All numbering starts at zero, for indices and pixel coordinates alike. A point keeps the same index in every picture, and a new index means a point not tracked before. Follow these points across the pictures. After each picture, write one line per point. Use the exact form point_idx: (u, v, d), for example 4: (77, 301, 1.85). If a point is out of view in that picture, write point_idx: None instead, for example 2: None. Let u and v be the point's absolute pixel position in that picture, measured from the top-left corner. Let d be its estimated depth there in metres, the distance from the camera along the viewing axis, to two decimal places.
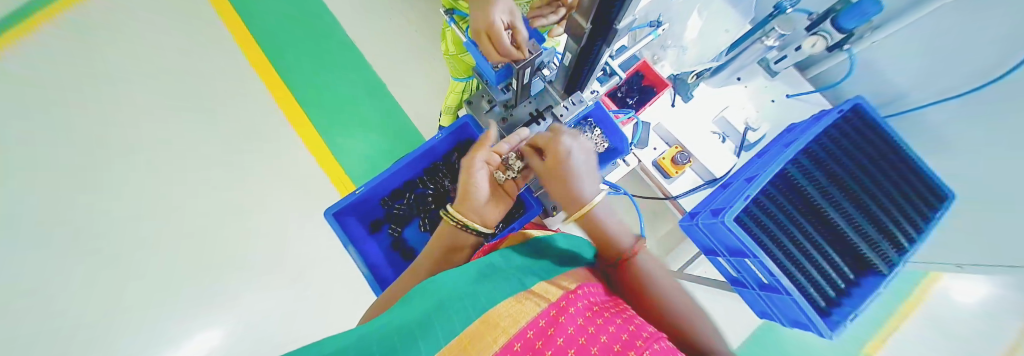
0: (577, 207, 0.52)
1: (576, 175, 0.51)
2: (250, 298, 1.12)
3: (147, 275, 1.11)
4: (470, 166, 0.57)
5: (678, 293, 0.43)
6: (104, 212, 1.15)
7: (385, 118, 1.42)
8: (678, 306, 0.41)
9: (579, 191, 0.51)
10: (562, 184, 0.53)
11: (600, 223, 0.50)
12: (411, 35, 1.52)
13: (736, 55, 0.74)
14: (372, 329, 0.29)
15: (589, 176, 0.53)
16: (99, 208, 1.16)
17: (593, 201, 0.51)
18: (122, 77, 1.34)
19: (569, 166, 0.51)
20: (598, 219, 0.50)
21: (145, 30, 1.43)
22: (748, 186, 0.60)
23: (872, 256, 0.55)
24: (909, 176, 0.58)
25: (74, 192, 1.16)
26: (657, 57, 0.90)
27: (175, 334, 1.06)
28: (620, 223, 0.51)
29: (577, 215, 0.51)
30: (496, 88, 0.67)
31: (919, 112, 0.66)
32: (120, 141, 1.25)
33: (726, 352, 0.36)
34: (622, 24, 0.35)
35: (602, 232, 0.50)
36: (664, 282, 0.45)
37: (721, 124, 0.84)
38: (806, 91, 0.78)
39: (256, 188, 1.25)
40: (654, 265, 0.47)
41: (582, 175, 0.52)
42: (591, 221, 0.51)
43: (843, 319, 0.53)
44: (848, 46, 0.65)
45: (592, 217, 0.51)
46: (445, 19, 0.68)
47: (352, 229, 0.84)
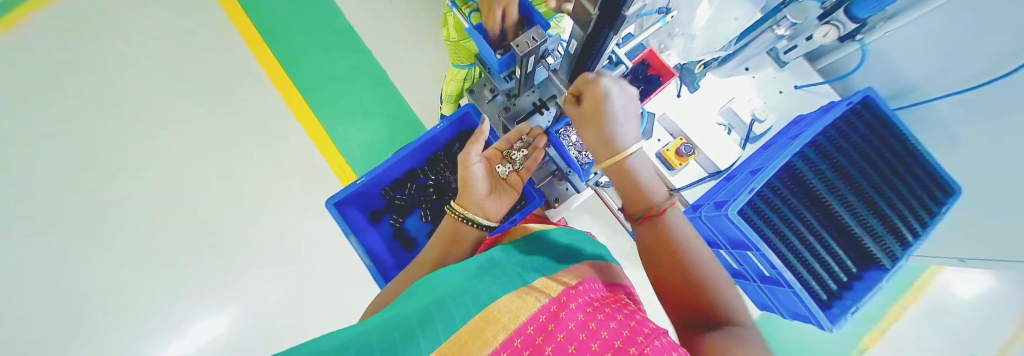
0: (610, 155, 0.49)
1: (612, 120, 0.47)
2: (252, 286, 1.14)
3: (148, 262, 1.11)
4: (467, 160, 0.58)
5: (704, 258, 0.42)
6: (103, 200, 1.14)
7: (385, 106, 1.38)
8: (700, 272, 0.41)
9: (613, 142, 0.48)
10: (595, 129, 0.49)
11: (633, 174, 0.48)
12: (411, 21, 1.48)
13: (746, 44, 0.73)
14: (371, 325, 0.29)
15: (629, 123, 0.49)
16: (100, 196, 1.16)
17: (629, 149, 0.47)
18: (118, 62, 1.32)
19: (609, 113, 0.47)
20: (631, 169, 0.48)
21: (141, 15, 1.40)
22: (752, 180, 0.59)
23: (876, 250, 0.54)
24: (918, 169, 0.57)
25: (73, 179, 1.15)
26: (664, 46, 0.87)
27: (178, 321, 1.08)
28: (654, 178, 0.49)
29: (610, 162, 0.48)
30: (499, 76, 0.66)
31: (931, 104, 0.64)
32: (119, 127, 1.24)
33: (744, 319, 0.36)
34: (632, 11, 0.34)
35: (634, 183, 0.48)
36: (691, 244, 0.44)
37: (728, 115, 0.82)
38: (814, 83, 0.76)
39: (256, 176, 1.25)
40: (682, 225, 0.46)
41: (620, 122, 0.48)
42: (624, 170, 0.48)
43: (844, 312, 0.54)
44: (861, 35, 0.63)
45: (626, 167, 0.48)
46: (448, 4, 0.66)
47: (353, 219, 0.84)
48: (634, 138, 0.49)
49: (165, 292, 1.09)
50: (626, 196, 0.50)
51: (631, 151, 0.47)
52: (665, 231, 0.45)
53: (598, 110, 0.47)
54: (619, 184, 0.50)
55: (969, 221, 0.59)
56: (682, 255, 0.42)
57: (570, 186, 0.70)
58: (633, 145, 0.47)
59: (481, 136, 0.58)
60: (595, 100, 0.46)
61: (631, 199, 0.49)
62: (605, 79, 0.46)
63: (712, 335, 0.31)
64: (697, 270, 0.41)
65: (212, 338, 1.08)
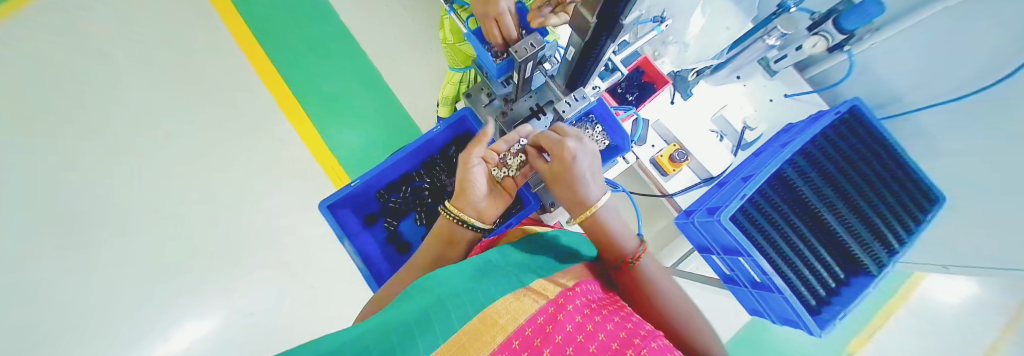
0: (582, 210, 0.50)
1: (581, 179, 0.49)
2: (239, 289, 1.11)
3: (126, 264, 1.07)
4: (468, 162, 0.57)
5: (680, 305, 0.42)
6: (76, 197, 1.08)
7: (382, 109, 1.40)
8: (678, 316, 0.40)
9: (584, 197, 0.49)
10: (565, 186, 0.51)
11: (605, 226, 0.49)
12: (409, 24, 1.50)
13: (737, 53, 0.74)
14: (368, 326, 0.28)
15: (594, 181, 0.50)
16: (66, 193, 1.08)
17: (598, 204, 0.49)
18: (107, 59, 1.29)
19: (577, 174, 0.48)
20: (602, 222, 0.49)
21: (132, 11, 1.38)
22: (745, 186, 0.60)
23: (863, 256, 0.56)
24: (902, 177, 0.59)
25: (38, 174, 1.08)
26: (658, 53, 0.90)
27: (155, 327, 1.03)
28: (623, 224, 0.50)
29: (583, 218, 0.49)
30: (496, 81, 0.67)
31: (915, 114, 0.66)
32: (104, 125, 1.20)
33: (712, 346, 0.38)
34: (629, 19, 0.34)
35: (605, 236, 0.49)
36: (666, 290, 0.44)
37: (720, 123, 0.83)
38: (803, 91, 0.79)
39: (246, 177, 1.23)
40: (655, 271, 0.46)
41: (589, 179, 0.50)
42: (596, 222, 0.49)
43: (833, 317, 0.54)
44: (848, 46, 0.64)
45: (598, 220, 0.49)
46: (444, 9, 0.66)
47: (346, 222, 0.83)
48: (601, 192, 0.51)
49: (144, 295, 1.05)
50: (601, 245, 0.49)
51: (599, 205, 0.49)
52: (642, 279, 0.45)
53: (564, 172, 0.48)
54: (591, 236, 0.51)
55: (954, 230, 0.61)
56: (660, 302, 0.42)
57: None
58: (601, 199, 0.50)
59: (484, 138, 0.60)
60: (560, 160, 0.48)
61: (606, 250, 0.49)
62: (570, 143, 0.47)
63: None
64: (673, 314, 0.41)
65: (194, 344, 1.04)
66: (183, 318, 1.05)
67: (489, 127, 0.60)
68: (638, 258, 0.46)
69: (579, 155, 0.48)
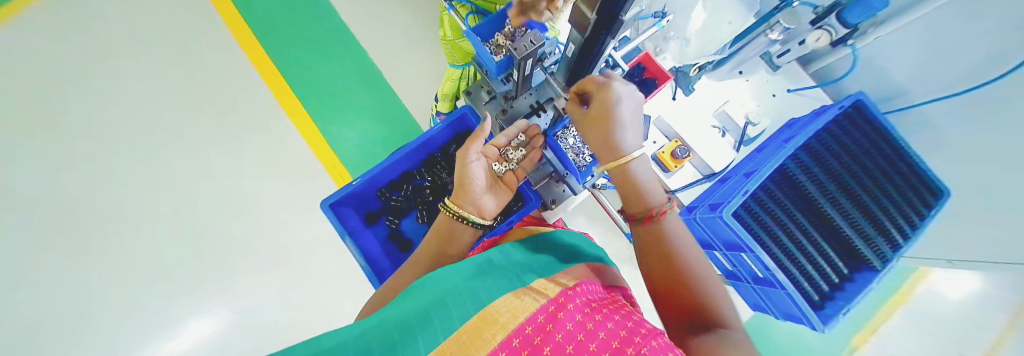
0: (615, 156, 0.49)
1: (621, 124, 0.48)
2: (243, 287, 1.12)
3: (133, 263, 1.09)
4: (465, 158, 0.57)
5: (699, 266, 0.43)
6: (83, 197, 1.10)
7: (382, 108, 1.40)
8: (694, 278, 0.42)
9: (619, 143, 0.49)
10: (602, 133, 0.50)
11: (635, 179, 0.48)
12: (410, 22, 1.49)
13: (741, 47, 0.73)
14: (369, 325, 0.28)
15: (632, 128, 0.50)
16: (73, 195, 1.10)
17: (633, 153, 0.48)
18: (107, 61, 1.30)
19: (618, 117, 0.48)
20: (633, 174, 0.48)
21: (133, 11, 1.38)
22: (747, 182, 0.60)
23: (867, 252, 0.55)
24: (906, 172, 0.58)
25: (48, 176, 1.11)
26: (660, 49, 0.87)
27: (162, 325, 1.05)
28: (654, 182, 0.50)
29: (615, 162, 0.48)
30: (496, 79, 0.66)
31: (919, 109, 0.65)
32: (106, 127, 1.21)
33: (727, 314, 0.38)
34: (629, 15, 0.34)
35: (633, 187, 0.49)
36: (687, 251, 0.45)
37: (722, 118, 0.82)
38: (807, 86, 0.77)
39: (248, 176, 1.24)
40: (680, 231, 0.47)
41: (628, 126, 0.49)
42: (626, 174, 0.49)
43: (836, 313, 0.54)
44: (852, 41, 0.65)
45: (628, 171, 0.49)
46: (444, 5, 0.66)
47: (347, 220, 0.83)
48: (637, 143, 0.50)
49: (150, 294, 1.07)
50: (626, 200, 0.50)
51: (635, 156, 0.48)
52: (663, 237, 0.46)
53: (604, 114, 0.48)
54: (620, 188, 0.50)
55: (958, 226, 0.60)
56: (677, 262, 0.44)
57: (568, 188, 0.70)
58: (637, 151, 0.49)
59: (482, 134, 0.59)
60: (603, 100, 0.47)
61: (634, 204, 0.49)
62: (614, 82, 0.47)
63: (702, 340, 0.33)
64: (690, 274, 0.42)
65: (200, 341, 1.06)
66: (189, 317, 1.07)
67: (487, 123, 0.59)
68: (663, 211, 0.47)
69: (625, 97, 0.48)
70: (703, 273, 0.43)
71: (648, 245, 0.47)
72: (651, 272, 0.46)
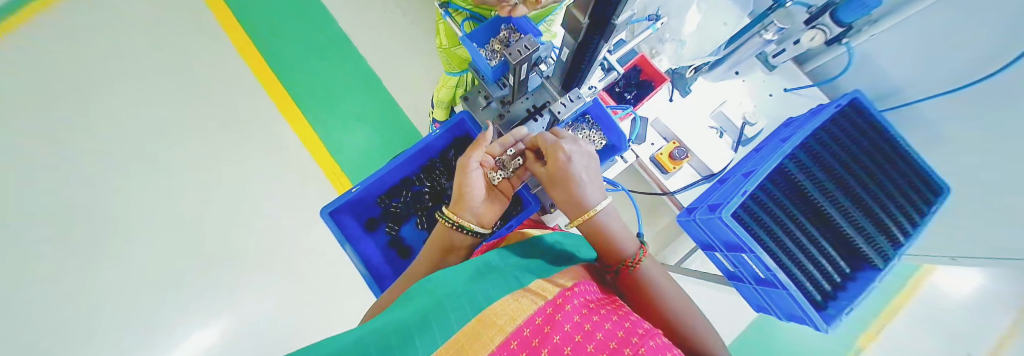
0: (578, 213, 0.50)
1: (580, 179, 0.49)
2: (243, 294, 1.12)
3: (135, 272, 1.09)
4: (465, 166, 0.56)
5: (678, 300, 0.44)
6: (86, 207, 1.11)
7: (381, 114, 1.40)
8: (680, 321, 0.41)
9: (581, 199, 0.49)
10: (562, 188, 0.51)
11: (601, 231, 0.49)
12: (406, 28, 1.50)
13: (735, 49, 0.73)
14: (367, 329, 0.28)
15: (591, 182, 0.50)
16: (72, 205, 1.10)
17: (597, 206, 0.48)
18: (104, 72, 1.30)
19: (573, 175, 0.49)
20: (601, 227, 0.49)
21: (133, 21, 1.40)
22: (746, 181, 0.60)
23: (868, 250, 0.55)
24: (904, 168, 0.58)
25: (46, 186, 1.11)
26: (654, 52, 0.88)
27: (164, 334, 1.05)
28: (624, 228, 0.50)
29: (580, 220, 0.49)
30: (493, 83, 0.68)
31: (915, 105, 0.66)
32: (104, 137, 1.22)
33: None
34: (621, 19, 0.35)
35: (604, 239, 0.49)
36: (665, 287, 0.45)
37: (720, 118, 0.83)
38: (802, 85, 0.78)
39: (248, 183, 1.24)
40: (655, 272, 0.47)
41: (586, 181, 0.50)
42: (592, 228, 0.49)
43: (839, 313, 0.54)
44: (847, 39, 0.65)
45: (595, 224, 0.49)
46: (441, 13, 0.67)
47: (347, 228, 0.84)
48: (600, 194, 0.50)
49: (152, 303, 1.07)
50: (599, 249, 0.50)
51: (597, 209, 0.48)
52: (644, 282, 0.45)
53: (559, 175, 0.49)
54: (592, 240, 0.50)
55: (957, 219, 0.61)
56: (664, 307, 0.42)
57: None
58: (600, 202, 0.49)
59: (483, 143, 0.57)
60: (553, 162, 0.49)
61: (607, 253, 0.49)
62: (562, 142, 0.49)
63: None
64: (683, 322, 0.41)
65: (201, 350, 1.05)
66: (187, 325, 1.06)
67: (487, 132, 0.57)
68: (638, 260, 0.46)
69: (576, 152, 0.50)
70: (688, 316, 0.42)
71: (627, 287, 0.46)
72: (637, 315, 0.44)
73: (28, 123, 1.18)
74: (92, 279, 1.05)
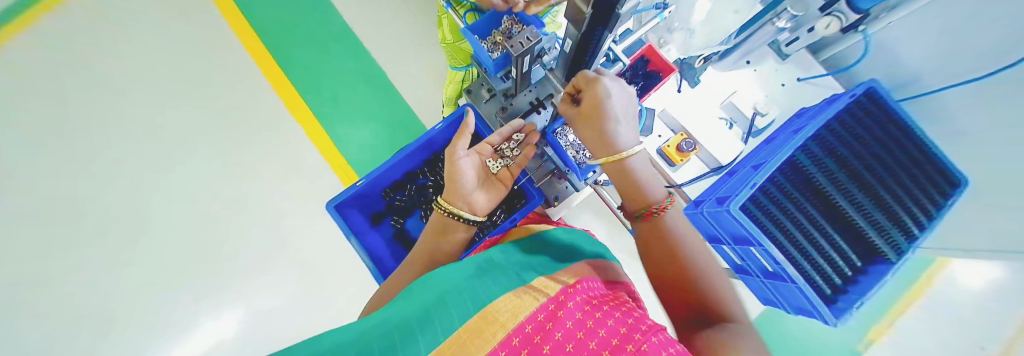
0: (608, 153, 0.47)
1: (617, 117, 0.46)
2: (258, 287, 1.17)
3: (161, 265, 1.16)
4: (454, 155, 0.58)
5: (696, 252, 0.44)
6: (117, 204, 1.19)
7: (386, 108, 1.41)
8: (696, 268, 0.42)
9: (614, 139, 0.47)
10: (594, 125, 0.47)
11: (630, 174, 0.47)
12: (412, 22, 1.49)
13: (747, 37, 0.70)
14: (369, 325, 0.28)
15: (627, 124, 0.48)
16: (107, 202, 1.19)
17: (631, 148, 0.46)
18: (120, 73, 1.34)
19: (609, 114, 0.46)
20: (630, 170, 0.47)
21: (143, 21, 1.41)
22: (755, 175, 0.58)
23: (882, 244, 0.53)
24: (923, 161, 0.57)
25: (83, 184, 1.19)
26: (663, 41, 0.84)
27: (189, 322, 1.12)
28: (653, 176, 0.49)
29: (615, 158, 0.46)
30: (495, 76, 0.66)
31: (932, 96, 0.64)
32: (123, 135, 1.27)
33: (730, 299, 0.40)
34: (627, 8, 0.33)
35: (632, 184, 0.47)
36: (690, 240, 0.45)
37: (729, 109, 0.80)
38: (817, 74, 0.75)
39: (258, 179, 1.27)
40: (680, 223, 0.47)
41: (620, 122, 0.47)
42: (622, 169, 0.47)
43: (849, 307, 0.53)
44: (864, 26, 0.61)
45: (625, 165, 0.47)
46: (442, 4, 0.67)
47: (354, 221, 0.85)
48: (633, 139, 0.48)
49: (177, 294, 1.14)
50: (625, 194, 0.49)
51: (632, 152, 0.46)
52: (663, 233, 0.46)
53: (597, 115, 0.46)
54: (619, 186, 0.49)
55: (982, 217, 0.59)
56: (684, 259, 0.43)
57: (569, 184, 0.70)
58: (634, 146, 0.47)
59: (467, 131, 0.60)
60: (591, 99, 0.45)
61: (634, 200, 0.48)
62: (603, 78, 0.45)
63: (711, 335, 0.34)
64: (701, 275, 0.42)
65: (222, 338, 1.11)
66: (208, 313, 1.13)
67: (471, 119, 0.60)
68: (664, 207, 0.46)
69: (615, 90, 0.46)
70: (709, 270, 0.42)
71: (649, 240, 0.47)
72: (657, 267, 0.46)
73: (56, 123, 1.25)
74: (125, 269, 1.14)
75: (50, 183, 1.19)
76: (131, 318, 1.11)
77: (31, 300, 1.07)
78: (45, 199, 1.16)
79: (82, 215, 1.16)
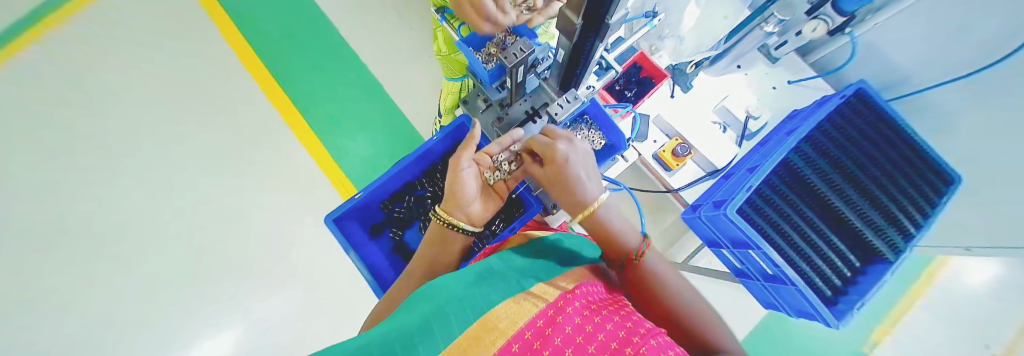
0: (579, 210, 0.49)
1: (580, 174, 0.48)
2: (255, 303, 1.15)
3: (156, 282, 1.15)
4: (458, 166, 0.56)
5: (685, 292, 0.43)
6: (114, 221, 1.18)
7: (384, 120, 1.41)
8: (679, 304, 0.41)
9: (583, 196, 0.49)
10: (560, 186, 0.50)
11: (604, 226, 0.48)
12: (408, 34, 1.51)
13: (734, 44, 0.72)
14: (367, 337, 0.28)
15: (591, 179, 0.50)
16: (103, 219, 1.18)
17: (597, 201, 0.48)
18: (116, 91, 1.34)
19: (572, 174, 0.48)
20: (602, 222, 0.48)
21: (141, 39, 1.42)
22: (750, 176, 0.59)
23: (878, 243, 0.54)
24: (913, 158, 0.57)
25: (78, 202, 1.19)
26: (654, 48, 0.86)
27: (185, 341, 1.10)
28: (626, 221, 0.50)
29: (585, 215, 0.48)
30: (490, 87, 0.68)
31: (923, 94, 0.65)
32: (121, 152, 1.27)
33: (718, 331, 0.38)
34: (616, 18, 0.34)
35: (607, 234, 0.48)
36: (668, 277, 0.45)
37: (722, 113, 0.81)
38: (807, 77, 0.76)
39: (256, 193, 1.26)
40: (659, 264, 0.46)
41: (585, 178, 0.49)
42: (596, 223, 0.49)
43: (850, 307, 0.52)
44: (849, 28, 0.63)
45: (597, 219, 0.49)
46: (437, 18, 0.71)
47: (353, 234, 0.85)
48: (599, 189, 0.50)
49: (172, 312, 1.12)
50: (603, 244, 0.49)
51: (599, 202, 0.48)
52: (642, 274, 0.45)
53: (561, 176, 0.48)
54: (595, 237, 0.50)
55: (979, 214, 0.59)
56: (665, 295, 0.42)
57: None
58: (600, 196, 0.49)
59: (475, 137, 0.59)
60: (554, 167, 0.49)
61: (611, 248, 0.49)
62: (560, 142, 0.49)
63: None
64: (684, 310, 0.41)
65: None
66: (204, 331, 1.11)
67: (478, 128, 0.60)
68: (641, 253, 0.46)
69: (572, 151, 0.49)
70: (692, 304, 0.42)
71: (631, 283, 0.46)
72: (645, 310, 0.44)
73: (53, 142, 1.25)
74: (119, 287, 1.13)
75: (44, 202, 1.18)
76: (127, 337, 1.09)
77: (22, 321, 1.05)
78: (41, 218, 1.15)
79: (77, 233, 1.15)
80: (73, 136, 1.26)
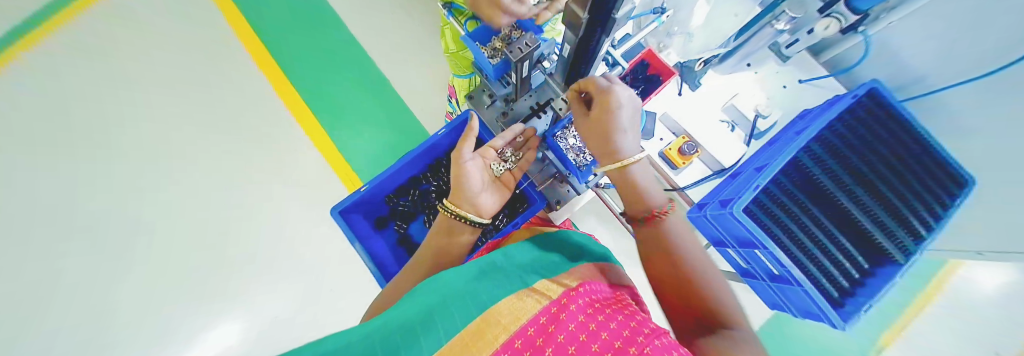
0: (614, 158, 0.48)
1: (622, 125, 0.47)
2: (263, 293, 1.18)
3: (169, 272, 1.18)
4: (460, 159, 0.59)
5: (701, 263, 0.44)
6: (128, 212, 1.22)
7: (388, 115, 1.42)
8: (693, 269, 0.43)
9: (619, 146, 0.48)
10: (599, 133, 0.49)
11: (634, 181, 0.49)
12: (414, 29, 1.52)
13: (746, 40, 0.70)
14: (370, 328, 0.29)
15: (632, 133, 0.49)
16: (118, 210, 1.22)
17: (634, 155, 0.48)
18: (130, 84, 1.38)
19: (615, 121, 0.47)
20: (632, 177, 0.49)
21: (152, 33, 1.45)
22: (757, 177, 0.58)
23: (888, 245, 0.53)
24: (929, 162, 0.56)
25: (94, 193, 1.23)
26: (662, 45, 0.86)
27: (196, 328, 1.13)
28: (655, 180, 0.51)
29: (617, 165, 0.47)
30: (495, 82, 0.67)
31: (937, 96, 0.64)
32: (135, 144, 1.31)
33: (728, 299, 0.40)
34: (622, 13, 0.34)
35: (635, 188, 0.49)
36: (685, 240, 0.46)
37: (731, 111, 0.80)
38: (819, 76, 0.75)
39: (264, 185, 1.29)
40: (680, 227, 0.48)
41: (625, 130, 0.48)
42: (626, 175, 0.49)
43: (857, 310, 0.52)
44: (864, 27, 0.60)
45: (629, 173, 0.49)
46: (444, 13, 0.70)
47: (359, 227, 0.86)
48: (636, 147, 0.50)
49: (184, 300, 1.16)
50: (628, 202, 0.51)
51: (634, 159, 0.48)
52: (663, 232, 0.47)
53: (603, 121, 0.47)
54: (623, 192, 0.51)
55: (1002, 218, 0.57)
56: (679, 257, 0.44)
57: (571, 188, 0.69)
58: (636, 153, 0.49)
59: (471, 134, 0.61)
60: (603, 105, 0.46)
61: (633, 205, 0.50)
62: (615, 87, 0.46)
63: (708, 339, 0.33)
64: (698, 274, 0.42)
65: (228, 345, 1.13)
66: (217, 318, 1.14)
67: (475, 122, 0.61)
68: (664, 211, 0.48)
69: (624, 99, 0.47)
70: (706, 271, 0.43)
71: (647, 240, 0.48)
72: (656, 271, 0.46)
73: (72, 136, 1.29)
74: (134, 276, 1.16)
75: (61, 192, 1.22)
76: (143, 323, 1.13)
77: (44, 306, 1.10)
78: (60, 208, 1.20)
79: (94, 223, 1.20)
80: (89, 128, 1.30)
